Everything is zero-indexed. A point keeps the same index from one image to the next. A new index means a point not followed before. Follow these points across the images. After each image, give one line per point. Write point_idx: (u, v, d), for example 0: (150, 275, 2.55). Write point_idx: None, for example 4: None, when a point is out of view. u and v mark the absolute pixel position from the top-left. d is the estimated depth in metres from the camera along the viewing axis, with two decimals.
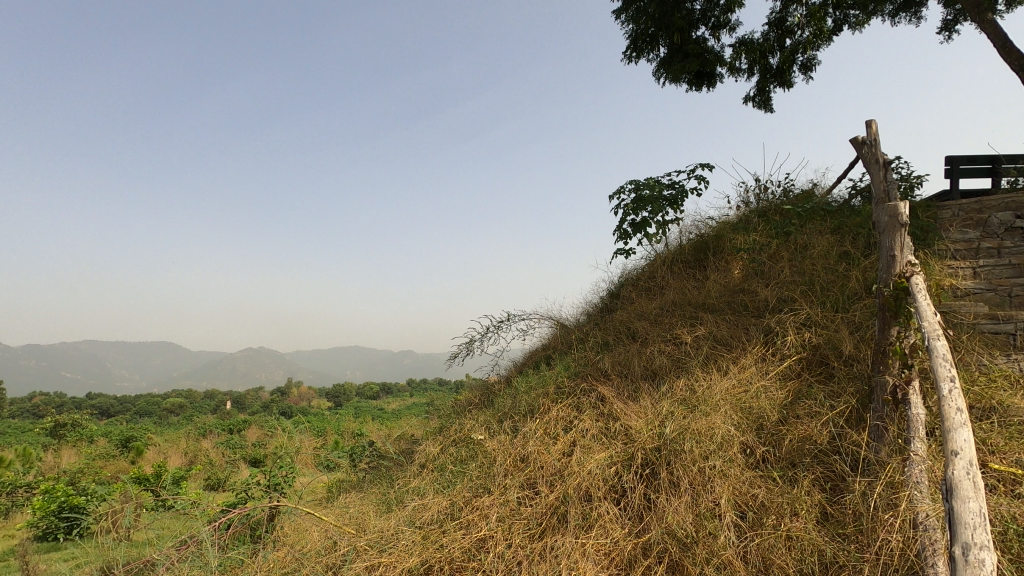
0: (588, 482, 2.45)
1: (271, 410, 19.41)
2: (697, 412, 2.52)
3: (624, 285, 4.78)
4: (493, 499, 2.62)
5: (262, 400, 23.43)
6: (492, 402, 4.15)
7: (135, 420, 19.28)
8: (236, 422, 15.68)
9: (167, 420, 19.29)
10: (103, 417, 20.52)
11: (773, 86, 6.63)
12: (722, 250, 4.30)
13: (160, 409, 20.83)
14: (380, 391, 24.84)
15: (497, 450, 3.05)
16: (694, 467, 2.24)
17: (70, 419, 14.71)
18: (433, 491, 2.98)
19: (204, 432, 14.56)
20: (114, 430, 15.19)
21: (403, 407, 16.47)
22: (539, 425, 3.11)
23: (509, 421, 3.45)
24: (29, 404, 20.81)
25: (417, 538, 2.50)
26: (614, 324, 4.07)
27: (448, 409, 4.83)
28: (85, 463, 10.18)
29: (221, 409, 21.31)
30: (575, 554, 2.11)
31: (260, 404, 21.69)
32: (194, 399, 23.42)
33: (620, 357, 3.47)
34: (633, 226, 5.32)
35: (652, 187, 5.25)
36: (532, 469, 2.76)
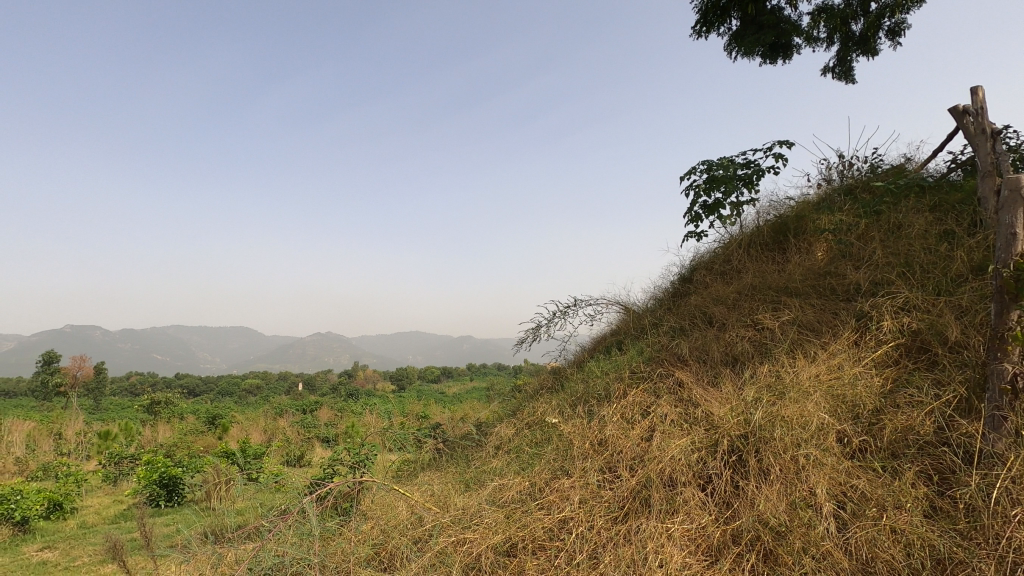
0: (671, 467, 2.43)
1: (340, 392, 20.34)
2: (786, 398, 2.44)
3: (697, 269, 4.65)
4: (573, 481, 2.65)
5: (331, 382, 24.61)
6: (564, 387, 4.17)
7: (219, 400, 20.64)
8: (309, 403, 16.51)
9: (247, 400, 20.56)
10: (190, 396, 22.10)
11: (855, 54, 6.20)
12: (804, 231, 4.10)
13: (240, 390, 22.25)
14: (441, 375, 25.56)
15: (574, 434, 3.07)
16: (787, 455, 2.17)
17: (163, 397, 15.93)
18: (512, 471, 3.05)
19: (281, 412, 15.45)
20: (202, 409, 16.35)
21: (463, 391, 16.87)
22: (616, 409, 3.10)
23: (584, 404, 3.46)
24: (126, 383, 22.71)
25: (499, 516, 2.56)
26: (688, 309, 3.97)
27: (517, 395, 4.90)
28: (179, 437, 11.03)
29: (294, 390, 22.54)
30: (661, 537, 2.10)
31: (330, 386, 22.73)
32: (269, 380, 24.84)
33: (698, 342, 3.39)
34: (704, 209, 5.17)
35: (725, 166, 5.06)
36: (611, 453, 2.77)
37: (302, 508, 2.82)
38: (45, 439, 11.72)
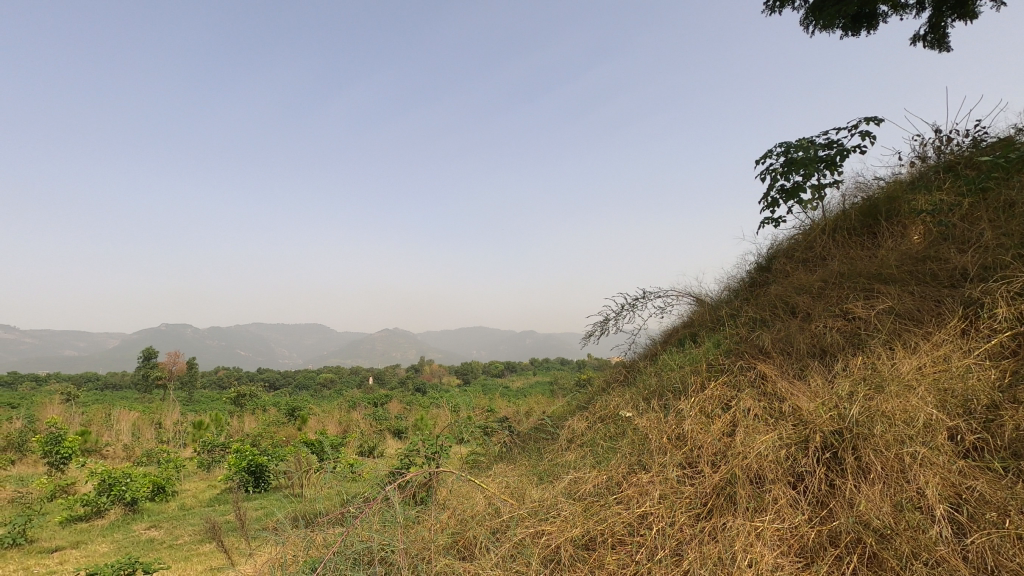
0: (758, 463, 2.32)
1: (408, 385, 20.99)
2: (885, 392, 2.27)
3: (777, 258, 4.42)
4: (652, 476, 2.59)
5: (400, 376, 25.48)
6: (636, 381, 4.08)
7: (296, 393, 21.81)
8: (380, 396, 17.13)
9: (322, 393, 21.62)
10: (271, 389, 23.49)
11: (951, 20, 5.68)
12: (897, 213, 3.80)
13: (316, 383, 23.43)
14: (505, 369, 25.84)
15: (650, 428, 3.00)
16: (889, 454, 2.02)
17: (248, 390, 17.03)
18: (587, 465, 3.01)
19: (353, 404, 16.13)
20: (282, 401, 17.35)
21: (527, 385, 16.98)
22: (694, 402, 3.00)
23: (659, 398, 3.37)
24: (215, 377, 24.48)
25: (577, 509, 2.54)
26: (768, 299, 3.78)
27: (588, 389, 4.84)
28: (263, 428, 11.76)
29: (365, 383, 23.50)
30: (751, 536, 2.01)
31: (398, 380, 23.53)
32: (342, 374, 26.01)
33: (781, 334, 3.22)
34: (782, 193, 4.90)
35: (805, 148, 4.78)
36: (691, 448, 2.68)
37: (385, 495, 2.91)
38: (147, 427, 12.82)
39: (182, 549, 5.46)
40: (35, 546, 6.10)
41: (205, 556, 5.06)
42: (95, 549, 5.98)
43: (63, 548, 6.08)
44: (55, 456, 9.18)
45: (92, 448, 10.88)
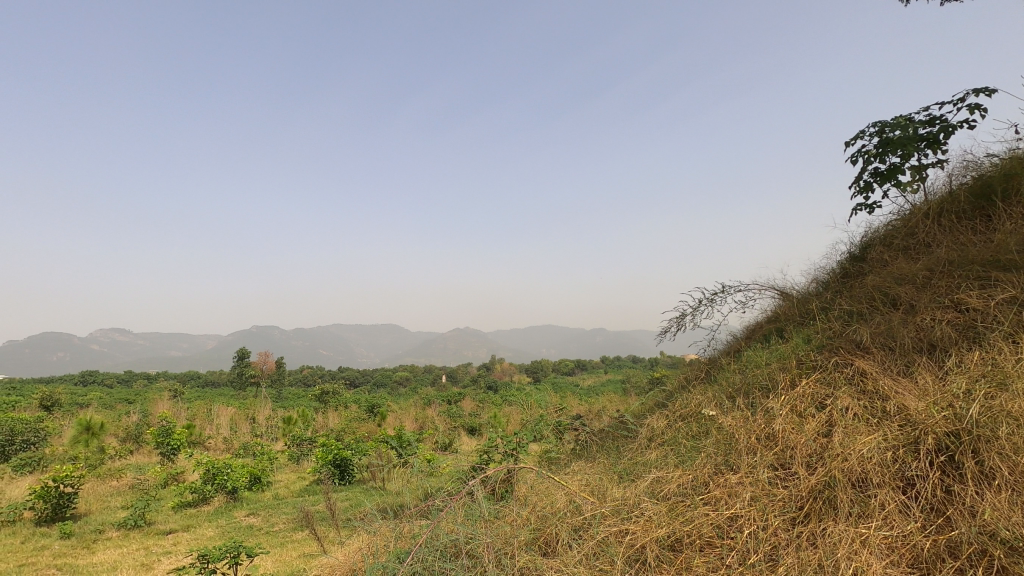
0: (860, 466, 2.18)
1: (480, 383, 21.35)
2: (1011, 391, 2.06)
3: (872, 247, 4.11)
4: (741, 477, 2.48)
5: (472, 374, 26.01)
6: (718, 378, 3.93)
7: (375, 390, 22.76)
8: (453, 394, 17.55)
9: (399, 391, 22.43)
10: (352, 387, 24.65)
11: None
12: (1016, 192, 3.42)
13: (392, 381, 24.34)
14: (575, 367, 25.75)
15: (736, 427, 2.87)
16: (1019, 458, 1.83)
17: (330, 388, 17.97)
18: (670, 464, 2.94)
19: (429, 402, 16.63)
20: (362, 398, 18.19)
21: (598, 383, 16.81)
22: (785, 401, 2.84)
23: (745, 396, 3.23)
24: (300, 375, 26.02)
25: (662, 509, 2.49)
26: (864, 291, 3.52)
27: (666, 388, 4.72)
28: (346, 424, 12.36)
29: (438, 382, 24.15)
30: (854, 543, 1.89)
31: (470, 378, 24.02)
32: (417, 372, 26.90)
33: (881, 328, 2.99)
34: (877, 176, 4.56)
35: (902, 126, 4.41)
36: (783, 448, 2.55)
37: (469, 490, 2.97)
38: (243, 422, 13.82)
39: (278, 536, 5.85)
40: (153, 528, 6.74)
41: (298, 543, 5.40)
42: (203, 533, 6.53)
43: (176, 531, 6.69)
44: (166, 447, 10.10)
45: (197, 441, 11.88)
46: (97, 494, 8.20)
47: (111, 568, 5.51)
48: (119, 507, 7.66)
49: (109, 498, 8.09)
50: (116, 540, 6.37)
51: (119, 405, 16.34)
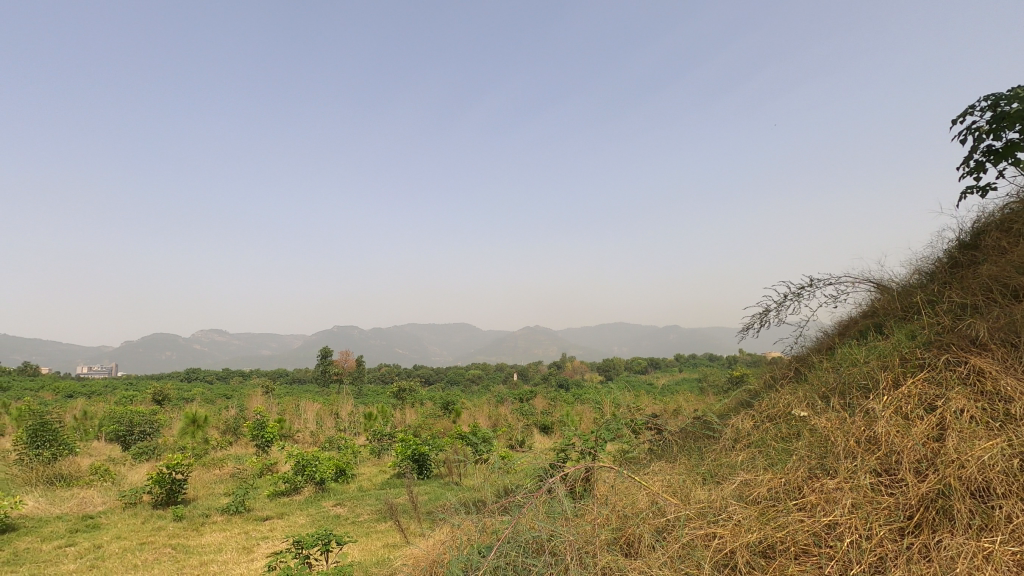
0: (980, 473, 1.99)
1: (551, 381, 21.37)
2: None
3: (986, 233, 3.73)
4: (839, 482, 2.33)
5: (543, 372, 26.08)
6: (809, 377, 3.70)
7: (448, 388, 23.33)
8: (525, 392, 17.67)
9: (471, 388, 22.88)
10: (426, 384, 25.39)
11: None
12: None
13: (465, 379, 24.86)
14: (648, 366, 25.22)
15: (831, 430, 2.69)
16: None
17: (407, 385, 18.62)
18: (758, 467, 2.81)
19: (501, 399, 16.83)
20: (437, 395, 18.70)
21: (673, 383, 16.35)
22: (888, 403, 2.63)
23: (842, 398, 3.02)
24: (379, 373, 27.14)
25: (751, 513, 2.38)
26: (978, 281, 3.19)
27: (750, 387, 4.50)
28: (423, 420, 12.75)
29: (510, 380, 24.43)
30: (977, 559, 1.75)
31: (541, 377, 24.07)
32: (488, 370, 27.34)
33: (1001, 322, 2.70)
34: (989, 155, 4.13)
35: (1020, 98, 3.97)
36: (887, 452, 2.36)
37: (549, 488, 2.98)
38: (328, 417, 14.59)
39: (363, 526, 6.13)
40: (251, 514, 7.26)
41: (382, 534, 5.63)
42: (296, 520, 6.95)
43: (271, 517, 7.16)
44: (261, 439, 10.86)
45: (287, 434, 12.67)
46: (203, 481, 8.94)
47: (217, 550, 5.99)
48: (222, 494, 8.31)
49: (213, 485, 8.81)
50: (220, 524, 6.92)
51: (219, 400, 17.74)
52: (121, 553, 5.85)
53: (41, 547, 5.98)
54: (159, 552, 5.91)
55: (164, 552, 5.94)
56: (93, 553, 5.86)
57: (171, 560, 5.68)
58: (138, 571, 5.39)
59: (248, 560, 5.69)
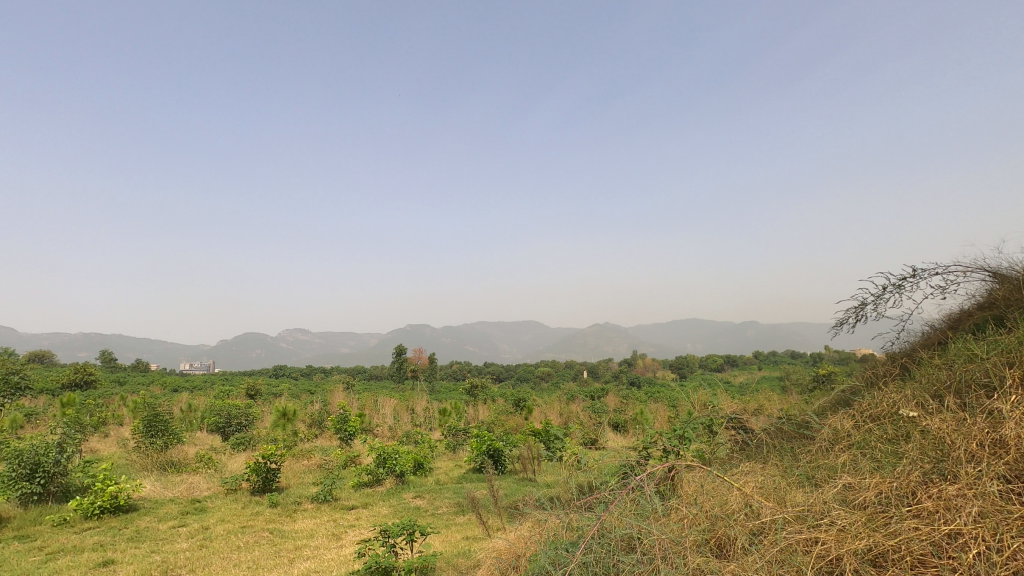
0: None
1: (623, 379, 21.02)
2: None
3: None
4: (960, 488, 2.14)
5: (614, 370, 25.71)
6: (916, 375, 3.43)
7: (519, 385, 23.52)
8: (596, 389, 17.48)
9: (541, 386, 22.93)
10: (497, 381, 25.71)
11: None
12: None
13: (535, 376, 24.95)
14: (725, 364, 24.24)
15: (948, 430, 2.48)
16: None
17: (479, 382, 18.94)
18: (862, 470, 2.63)
19: (572, 397, 16.75)
20: (508, 392, 18.90)
21: (753, 381, 15.60)
22: (1017, 402, 2.39)
23: (958, 398, 2.77)
24: (451, 370, 27.78)
25: (858, 519, 2.24)
26: None
27: (846, 385, 4.22)
28: (496, 416, 12.92)
29: (580, 377, 24.29)
30: None
31: (611, 374, 23.75)
32: (558, 368, 27.31)
33: None
34: None
35: None
36: (1017, 457, 2.15)
37: (636, 486, 2.93)
38: (405, 412, 15.11)
39: (442, 518, 6.32)
40: (338, 503, 7.67)
41: (462, 526, 5.78)
42: (379, 511, 7.26)
43: (357, 507, 7.53)
44: (344, 432, 11.42)
45: (368, 428, 13.25)
46: (294, 471, 9.54)
47: (309, 535, 6.37)
48: (311, 483, 8.82)
49: (303, 475, 9.37)
50: (311, 511, 7.36)
51: (304, 395, 18.83)
52: (226, 534, 6.36)
53: (158, 526, 6.61)
54: (258, 535, 6.37)
55: (262, 535, 6.38)
56: (202, 533, 6.40)
57: (269, 543, 6.10)
58: (240, 551, 5.84)
59: (337, 546, 6.02)
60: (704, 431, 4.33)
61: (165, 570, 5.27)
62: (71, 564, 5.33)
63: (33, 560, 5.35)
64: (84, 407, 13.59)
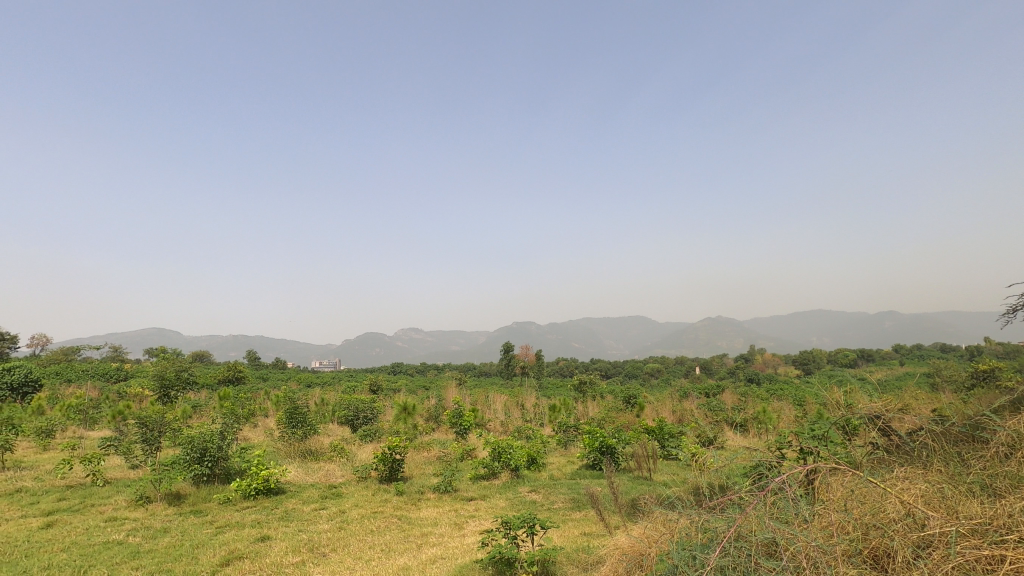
0: None
1: (739, 375, 19.85)
2: None
3: None
4: None
5: (729, 365, 24.37)
6: None
7: (627, 381, 23.05)
8: (711, 386, 16.64)
9: (651, 382, 22.29)
10: (605, 378, 25.37)
11: None
12: None
13: (644, 372, 24.33)
14: (858, 359, 22.04)
15: None
16: None
17: (587, 378, 18.81)
18: None
19: (684, 394, 16.10)
20: (617, 389, 18.58)
21: (895, 377, 14.02)
22: None
23: None
24: (557, 366, 27.91)
25: None
26: None
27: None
28: (606, 413, 12.77)
29: (692, 373, 23.30)
30: None
31: (727, 370, 22.53)
32: (668, 363, 26.39)
33: None
34: None
35: None
36: None
37: (781, 486, 2.73)
38: (515, 407, 15.42)
39: (560, 513, 6.37)
40: (458, 494, 8.00)
41: (580, 522, 5.79)
42: (497, 503, 7.47)
43: (475, 498, 7.81)
44: (459, 426, 11.89)
45: (481, 422, 13.68)
46: (416, 462, 10.12)
47: (434, 523, 6.73)
48: (432, 474, 9.30)
49: (424, 465, 9.92)
50: (434, 501, 7.75)
51: (420, 391, 19.88)
52: (360, 519, 6.89)
53: (303, 507, 7.31)
54: (389, 521, 6.83)
55: (392, 521, 6.84)
56: (340, 516, 6.98)
57: (398, 529, 6.51)
58: (374, 535, 6.29)
59: (460, 535, 6.28)
60: (838, 432, 3.97)
61: (312, 547, 5.83)
62: (236, 537, 6.07)
63: (206, 532, 6.16)
64: (237, 400, 15.42)
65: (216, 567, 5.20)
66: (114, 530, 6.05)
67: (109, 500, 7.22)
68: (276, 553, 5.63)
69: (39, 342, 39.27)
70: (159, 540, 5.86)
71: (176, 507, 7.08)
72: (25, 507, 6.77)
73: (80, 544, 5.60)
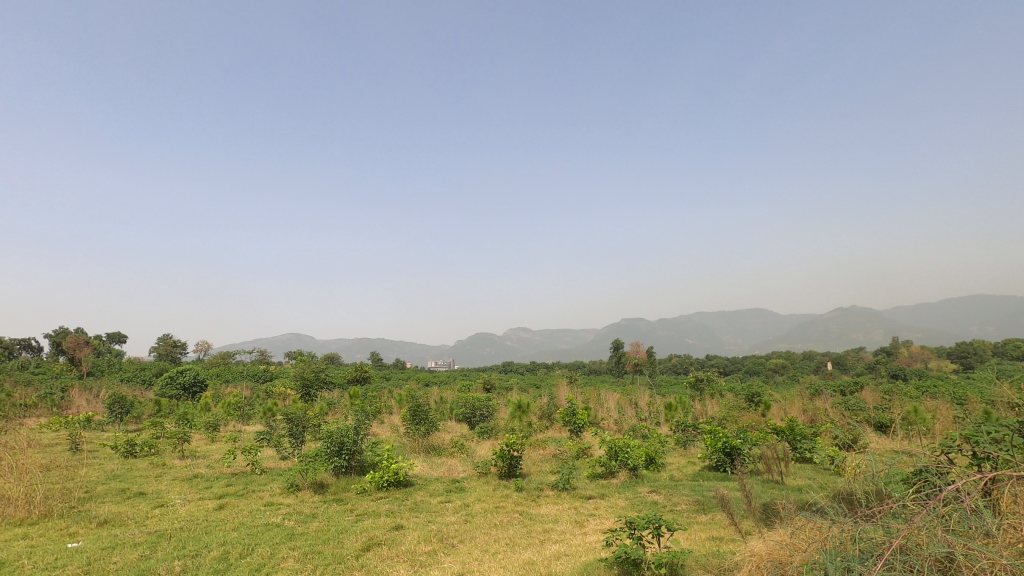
0: None
1: (881, 370, 17.86)
2: None
3: None
4: None
5: (868, 360, 22.02)
6: None
7: (749, 379, 21.66)
8: (849, 383, 15.07)
9: (776, 379, 20.78)
10: (723, 375, 24.04)
11: None
12: None
13: (767, 369, 22.75)
14: None
15: None
16: None
17: (704, 376, 17.93)
18: None
19: (816, 391, 14.81)
20: (738, 386, 17.53)
21: None
22: None
23: None
24: (671, 363, 26.89)
25: None
26: None
27: None
28: (728, 412, 12.12)
29: (823, 369, 21.41)
30: None
31: (865, 365, 20.35)
32: (794, 358, 24.44)
33: None
34: None
35: None
36: None
37: (957, 495, 2.42)
38: (629, 405, 15.09)
39: (684, 515, 6.14)
40: (576, 492, 8.01)
41: (708, 525, 5.55)
42: (616, 502, 7.39)
43: (594, 497, 7.77)
44: (573, 424, 11.88)
45: (595, 421, 13.55)
46: (532, 459, 10.28)
47: (554, 520, 6.80)
48: (549, 471, 9.40)
49: (541, 463, 10.05)
50: (553, 498, 7.84)
51: (532, 389, 20.16)
52: (483, 512, 7.15)
53: (430, 500, 7.73)
54: (511, 515, 7.01)
55: (513, 516, 7.01)
56: (464, 509, 7.30)
57: (520, 524, 6.67)
58: (498, 529, 6.49)
59: (581, 533, 6.29)
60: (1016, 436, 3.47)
61: (441, 537, 6.15)
62: (373, 525, 6.57)
63: (348, 519, 6.73)
64: (365, 398, 16.62)
65: (358, 552, 5.67)
66: (272, 514, 6.82)
67: (267, 487, 8.14)
68: (410, 541, 6.01)
69: (202, 348, 45.14)
70: (310, 524, 6.51)
71: (321, 495, 7.81)
72: (202, 490, 7.83)
73: (246, 524, 6.38)
